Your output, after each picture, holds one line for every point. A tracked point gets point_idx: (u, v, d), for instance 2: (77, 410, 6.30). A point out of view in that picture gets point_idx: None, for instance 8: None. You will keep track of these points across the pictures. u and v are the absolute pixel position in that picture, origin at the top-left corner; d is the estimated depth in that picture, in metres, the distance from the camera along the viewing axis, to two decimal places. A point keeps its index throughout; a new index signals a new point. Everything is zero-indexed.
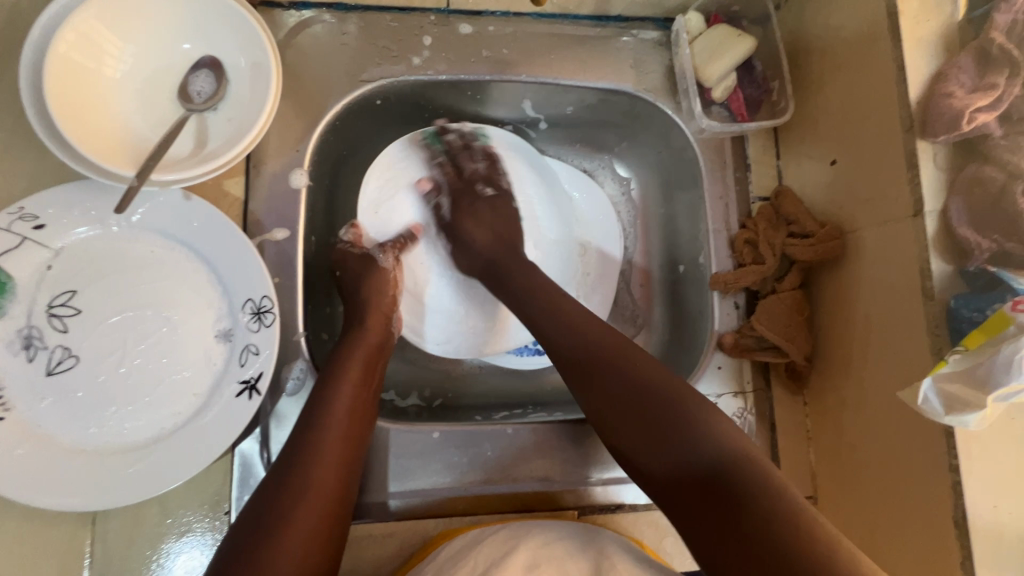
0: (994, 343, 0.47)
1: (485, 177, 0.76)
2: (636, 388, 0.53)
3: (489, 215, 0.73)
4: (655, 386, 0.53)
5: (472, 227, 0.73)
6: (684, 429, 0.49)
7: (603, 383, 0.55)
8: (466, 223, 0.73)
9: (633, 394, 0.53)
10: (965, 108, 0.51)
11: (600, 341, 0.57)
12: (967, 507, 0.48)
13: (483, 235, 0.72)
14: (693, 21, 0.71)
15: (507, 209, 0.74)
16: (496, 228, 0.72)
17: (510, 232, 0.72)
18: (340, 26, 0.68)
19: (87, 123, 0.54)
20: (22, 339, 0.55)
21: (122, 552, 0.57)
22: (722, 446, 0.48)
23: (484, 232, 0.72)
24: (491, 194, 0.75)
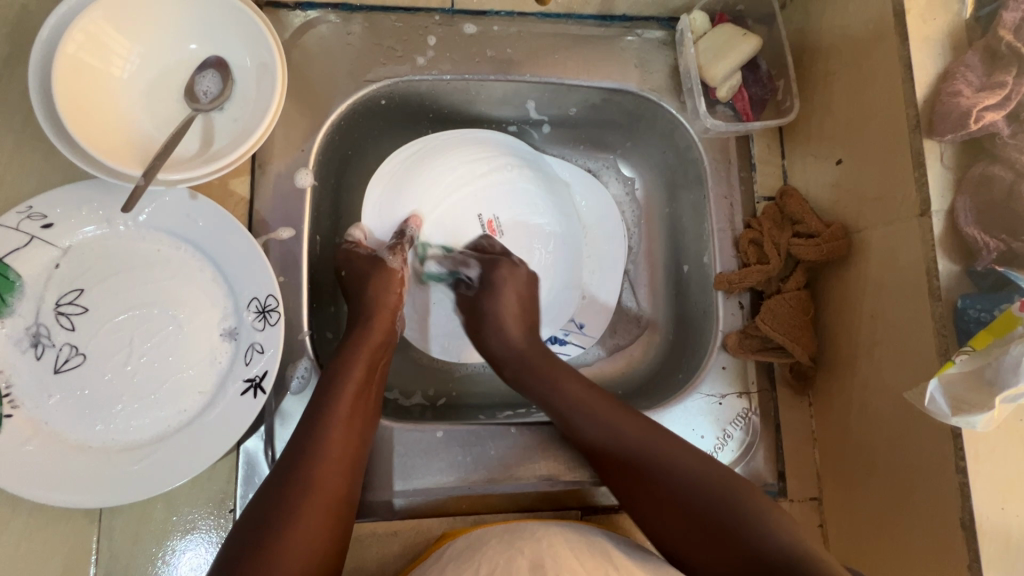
0: (1002, 343, 0.46)
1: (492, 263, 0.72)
2: (668, 477, 0.55)
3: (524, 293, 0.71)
4: (698, 485, 0.54)
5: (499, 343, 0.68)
6: (687, 482, 0.54)
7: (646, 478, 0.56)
8: (495, 303, 0.69)
9: (679, 498, 0.53)
10: (972, 107, 0.50)
11: (569, 395, 0.63)
12: (975, 509, 0.48)
13: (518, 330, 0.69)
14: (698, 20, 0.70)
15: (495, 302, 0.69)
16: (524, 309, 0.70)
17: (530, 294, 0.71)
18: (345, 26, 0.69)
19: (96, 123, 0.54)
20: (30, 336, 0.56)
21: (127, 549, 0.57)
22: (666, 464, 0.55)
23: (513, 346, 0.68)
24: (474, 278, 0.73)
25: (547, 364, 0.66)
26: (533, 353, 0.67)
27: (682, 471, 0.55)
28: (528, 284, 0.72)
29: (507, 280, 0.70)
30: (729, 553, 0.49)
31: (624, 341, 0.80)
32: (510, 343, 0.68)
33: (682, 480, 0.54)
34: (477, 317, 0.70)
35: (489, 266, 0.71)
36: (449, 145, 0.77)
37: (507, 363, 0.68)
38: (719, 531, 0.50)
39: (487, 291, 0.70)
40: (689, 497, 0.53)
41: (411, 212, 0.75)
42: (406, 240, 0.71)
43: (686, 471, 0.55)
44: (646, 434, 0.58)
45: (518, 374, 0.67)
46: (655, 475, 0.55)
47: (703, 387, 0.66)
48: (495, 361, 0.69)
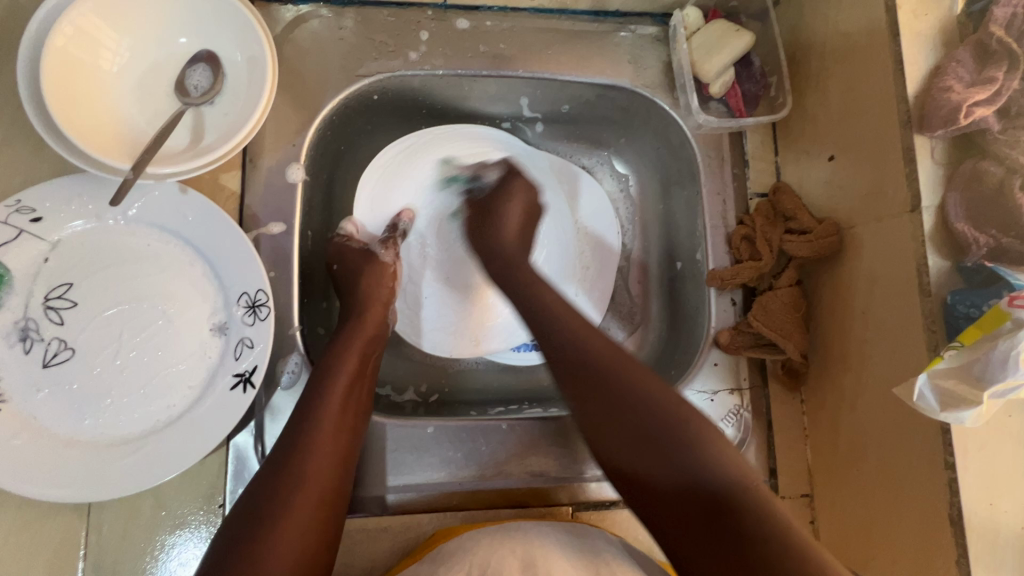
0: (991, 338, 0.46)
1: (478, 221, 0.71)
2: (634, 402, 0.50)
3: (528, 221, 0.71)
4: (661, 413, 0.50)
5: (513, 224, 0.69)
6: (656, 405, 0.50)
7: (606, 409, 0.51)
8: (502, 204, 0.71)
9: (643, 419, 0.50)
10: (962, 102, 0.50)
11: (566, 341, 0.56)
12: (964, 504, 0.48)
13: (516, 223, 0.69)
14: (691, 16, 0.70)
15: (517, 185, 0.72)
16: (517, 219, 0.70)
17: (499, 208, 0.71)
18: (337, 21, 0.68)
19: (85, 116, 0.54)
20: (19, 331, 0.56)
21: (116, 544, 0.57)
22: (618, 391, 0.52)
23: (512, 229, 0.69)
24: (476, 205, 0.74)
25: (527, 271, 0.65)
26: (519, 256, 0.67)
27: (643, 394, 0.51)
28: (528, 205, 0.72)
29: (518, 189, 0.72)
30: (671, 486, 0.47)
31: (617, 338, 0.80)
32: (501, 241, 0.68)
33: (649, 411, 0.50)
34: (484, 213, 0.71)
35: (507, 176, 0.74)
36: (441, 142, 0.77)
37: (486, 254, 0.68)
38: (665, 463, 0.47)
39: (499, 194, 0.72)
40: (653, 420, 0.49)
41: (403, 208, 0.75)
42: (397, 233, 0.72)
43: (652, 398, 0.51)
44: (621, 381, 0.52)
45: (498, 275, 0.66)
46: (625, 396, 0.51)
47: (694, 383, 0.67)
48: (483, 256, 0.69)
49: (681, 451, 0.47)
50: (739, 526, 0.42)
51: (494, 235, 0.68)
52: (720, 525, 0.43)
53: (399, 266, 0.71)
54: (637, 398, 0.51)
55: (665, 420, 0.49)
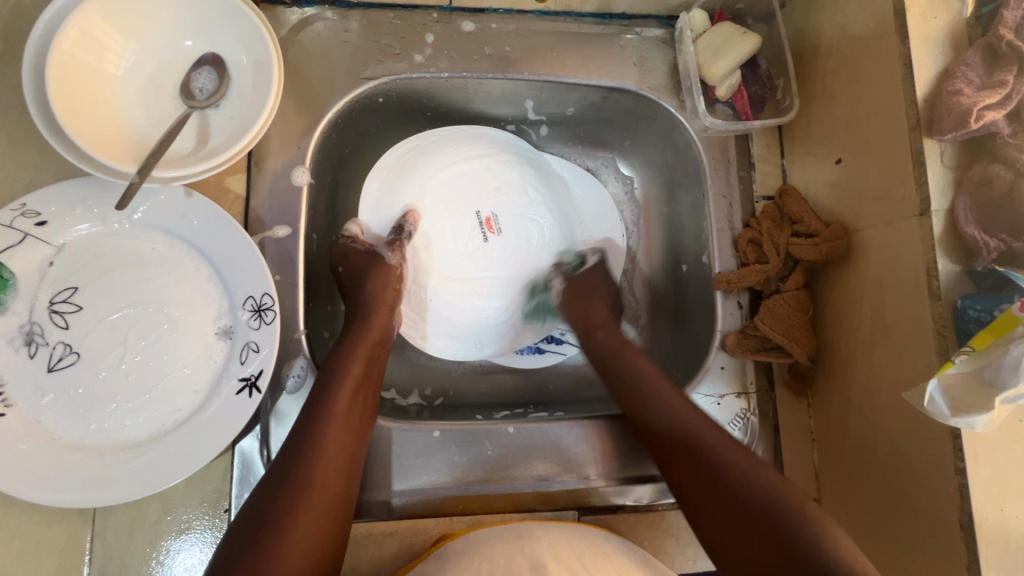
0: (1002, 343, 0.46)
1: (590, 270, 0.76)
2: (728, 475, 0.53)
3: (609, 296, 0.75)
4: (757, 488, 0.52)
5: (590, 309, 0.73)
6: (746, 477, 0.53)
7: (694, 475, 0.55)
8: (591, 309, 0.73)
9: (741, 490, 0.52)
10: (972, 106, 0.50)
11: (672, 402, 0.60)
12: (974, 510, 0.48)
13: (603, 320, 0.73)
14: (697, 19, 0.70)
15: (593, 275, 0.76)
16: (592, 310, 0.73)
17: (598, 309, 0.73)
18: (342, 23, 0.68)
19: (90, 120, 0.54)
20: (23, 335, 0.55)
21: (121, 549, 0.57)
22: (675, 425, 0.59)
23: (599, 311, 0.73)
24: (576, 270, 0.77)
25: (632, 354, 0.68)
26: (627, 346, 0.69)
27: (738, 469, 0.53)
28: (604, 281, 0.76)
29: (598, 280, 0.76)
30: (782, 556, 0.47)
31: None
32: (594, 345, 0.71)
33: (746, 485, 0.52)
34: (572, 300, 0.74)
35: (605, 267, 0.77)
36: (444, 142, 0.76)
37: (580, 334, 0.73)
38: (769, 530, 0.48)
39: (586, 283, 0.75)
40: (748, 493, 0.51)
41: (406, 208, 0.74)
42: (403, 234, 0.71)
43: (744, 471, 0.53)
44: (705, 423, 0.58)
45: (602, 355, 0.70)
46: (712, 466, 0.54)
47: (701, 387, 0.66)
48: (590, 353, 0.72)
49: (787, 524, 0.48)
50: None
51: (572, 311, 0.74)
52: None
53: (405, 269, 0.71)
54: (729, 470, 0.54)
55: (765, 494, 0.51)
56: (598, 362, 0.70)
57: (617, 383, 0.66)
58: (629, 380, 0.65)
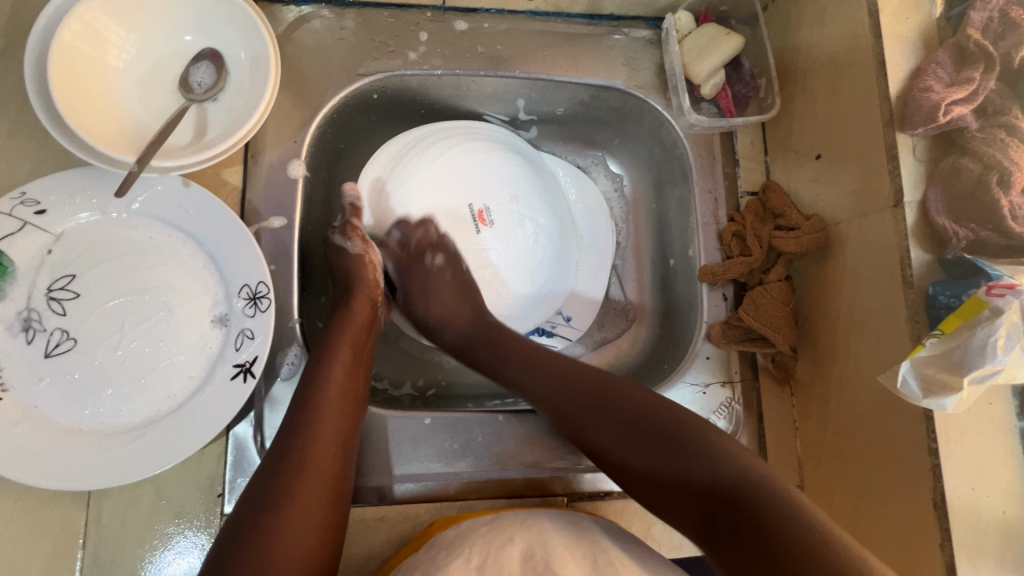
0: (970, 327, 0.48)
1: (429, 244, 0.72)
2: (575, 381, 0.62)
3: (450, 282, 0.71)
4: (604, 392, 0.60)
5: (433, 306, 0.71)
6: (586, 385, 0.61)
7: (529, 377, 0.64)
8: (424, 283, 0.71)
9: (595, 398, 0.59)
10: (940, 101, 0.52)
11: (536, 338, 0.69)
12: (947, 489, 0.49)
13: (449, 304, 0.70)
14: (682, 20, 0.73)
15: (454, 276, 0.71)
16: (445, 292, 0.70)
17: (458, 298, 0.71)
18: (338, 21, 0.70)
19: (91, 109, 0.55)
20: (21, 321, 0.56)
21: (115, 532, 0.58)
22: (754, 478, 0.48)
23: (445, 305, 0.70)
24: (438, 261, 0.71)
25: (512, 336, 0.69)
26: (478, 342, 0.69)
27: (586, 372, 0.62)
28: (450, 275, 0.71)
29: (438, 270, 0.71)
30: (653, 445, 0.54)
31: (612, 334, 0.82)
32: (442, 339, 0.71)
33: (587, 387, 0.61)
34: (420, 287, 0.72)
35: (424, 245, 0.72)
36: (431, 134, 0.76)
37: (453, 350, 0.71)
38: (631, 423, 0.56)
39: (420, 291, 0.71)
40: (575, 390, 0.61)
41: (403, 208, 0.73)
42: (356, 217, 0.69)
43: (584, 374, 0.62)
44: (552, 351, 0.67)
45: (460, 346, 0.70)
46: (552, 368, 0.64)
47: (686, 376, 0.68)
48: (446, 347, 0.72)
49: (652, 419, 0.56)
50: (739, 498, 0.47)
51: (429, 314, 0.71)
52: (715, 491, 0.49)
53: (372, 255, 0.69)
54: (580, 375, 0.62)
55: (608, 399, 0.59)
56: (506, 376, 0.66)
57: (603, 406, 0.59)
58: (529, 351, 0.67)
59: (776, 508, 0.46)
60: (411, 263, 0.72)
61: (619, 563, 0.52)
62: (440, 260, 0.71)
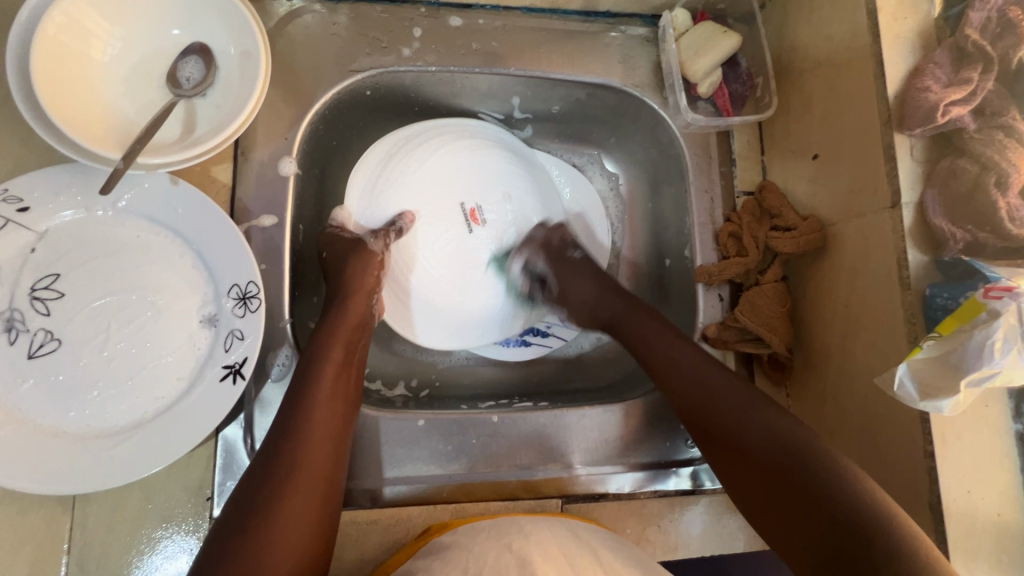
0: (968, 328, 0.48)
1: (563, 244, 0.76)
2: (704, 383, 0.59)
3: (586, 270, 0.73)
4: (734, 404, 0.57)
5: (575, 291, 0.73)
6: (716, 392, 0.58)
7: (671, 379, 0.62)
8: (570, 277, 0.73)
9: (726, 406, 0.57)
10: (939, 102, 0.52)
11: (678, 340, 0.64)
12: (942, 492, 0.49)
13: (582, 291, 0.72)
14: (680, 18, 0.72)
15: (576, 271, 0.73)
16: (593, 296, 0.72)
17: (604, 300, 0.71)
18: (330, 16, 0.69)
19: (74, 104, 0.54)
20: (3, 322, 0.55)
21: (101, 537, 0.57)
22: (875, 501, 0.46)
23: (585, 289, 0.72)
24: (580, 255, 0.75)
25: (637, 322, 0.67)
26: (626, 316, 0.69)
27: (715, 382, 0.59)
28: (590, 267, 0.74)
29: (569, 277, 0.73)
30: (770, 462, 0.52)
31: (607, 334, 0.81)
32: (578, 314, 0.73)
33: (717, 391, 0.58)
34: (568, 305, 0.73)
35: (547, 248, 0.75)
36: (418, 134, 0.75)
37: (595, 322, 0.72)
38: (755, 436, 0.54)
39: (568, 279, 0.73)
40: (706, 390, 0.59)
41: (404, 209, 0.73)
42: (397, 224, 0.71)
43: (708, 380, 0.59)
44: (681, 346, 0.63)
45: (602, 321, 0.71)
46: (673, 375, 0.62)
47: None
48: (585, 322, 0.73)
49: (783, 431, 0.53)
50: (846, 521, 0.46)
51: (568, 300, 0.73)
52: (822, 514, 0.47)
53: (388, 255, 0.71)
54: (701, 381, 0.60)
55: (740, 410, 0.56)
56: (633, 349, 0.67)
57: (729, 416, 0.56)
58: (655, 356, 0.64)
59: (871, 534, 0.44)
60: (551, 249, 0.75)
61: (614, 568, 0.52)
62: (581, 253, 0.75)
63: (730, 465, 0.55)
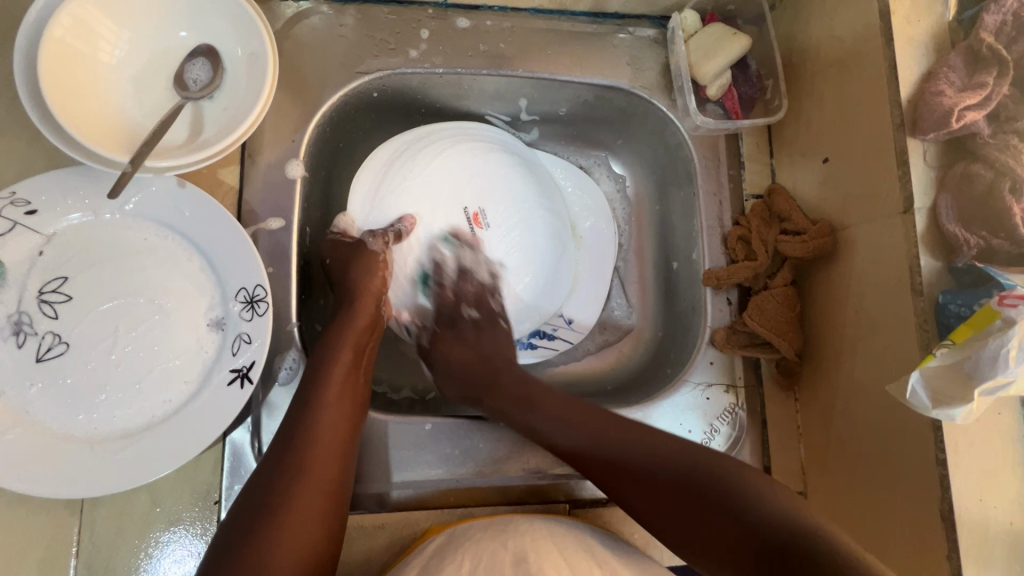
0: (982, 337, 0.47)
1: (473, 297, 0.72)
2: (575, 440, 0.58)
3: (472, 338, 0.70)
4: (642, 454, 0.55)
5: (454, 351, 0.69)
6: (608, 442, 0.56)
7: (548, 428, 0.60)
8: (440, 358, 0.69)
9: (630, 461, 0.55)
10: (953, 106, 0.51)
11: (541, 387, 0.63)
12: (955, 500, 0.49)
13: (462, 357, 0.68)
14: (689, 19, 0.71)
15: (490, 334, 0.71)
16: (475, 360, 0.67)
17: (499, 354, 0.69)
18: (338, 18, 0.69)
19: (82, 107, 0.54)
20: (11, 325, 0.55)
21: (109, 540, 0.57)
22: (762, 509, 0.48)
23: (467, 354, 0.68)
24: (477, 317, 0.71)
25: (512, 379, 0.65)
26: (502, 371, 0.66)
27: (619, 437, 0.56)
28: (478, 333, 0.70)
29: (467, 334, 0.70)
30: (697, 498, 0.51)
31: (613, 337, 0.81)
32: (451, 386, 0.68)
33: (600, 442, 0.57)
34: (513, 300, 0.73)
35: (455, 318, 0.71)
36: (422, 138, 0.75)
37: (463, 395, 0.66)
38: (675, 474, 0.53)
39: (453, 337, 0.70)
40: (596, 440, 0.57)
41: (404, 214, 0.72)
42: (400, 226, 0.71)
43: (613, 440, 0.56)
44: (559, 398, 0.62)
45: (468, 392, 0.66)
46: (551, 430, 0.59)
47: (689, 381, 0.67)
48: (445, 381, 0.68)
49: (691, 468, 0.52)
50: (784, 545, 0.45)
51: (447, 371, 0.68)
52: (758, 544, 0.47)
53: (390, 256, 0.70)
54: (590, 433, 0.57)
55: (649, 458, 0.54)
56: (503, 414, 0.63)
57: (640, 465, 0.54)
58: (554, 410, 0.60)
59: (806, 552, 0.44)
60: (452, 326, 0.71)
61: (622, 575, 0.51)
62: (478, 312, 0.72)
63: (631, 488, 0.54)
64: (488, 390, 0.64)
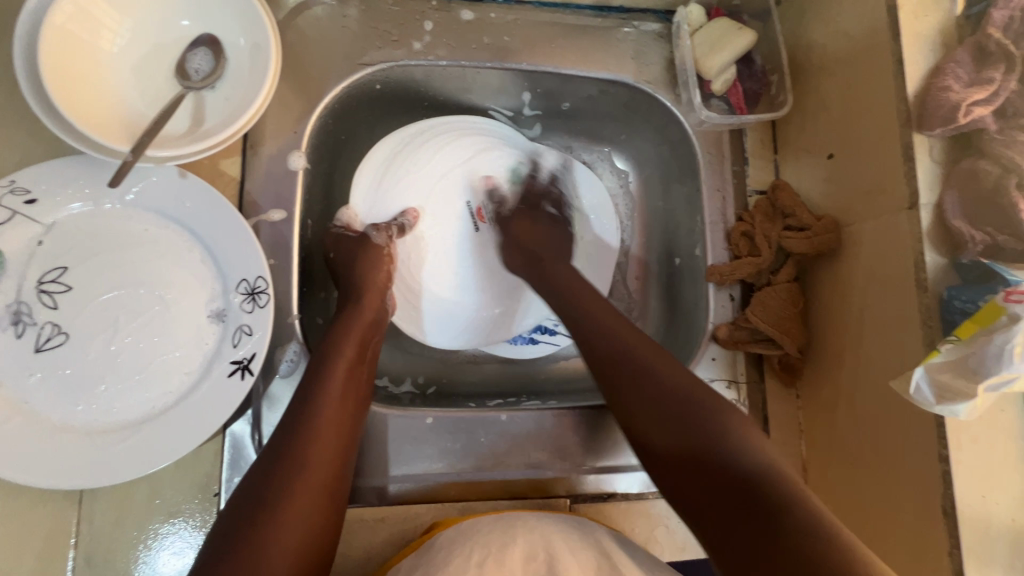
0: (987, 333, 0.47)
1: (551, 198, 0.78)
2: (644, 377, 0.54)
3: (550, 226, 0.74)
4: (683, 402, 0.52)
5: (524, 230, 0.73)
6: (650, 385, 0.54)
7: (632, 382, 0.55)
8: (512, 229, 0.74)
9: (669, 410, 0.51)
10: (961, 101, 0.51)
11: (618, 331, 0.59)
12: (956, 497, 0.49)
13: (527, 234, 0.73)
14: (695, 13, 0.71)
15: (548, 225, 0.74)
16: (543, 240, 0.72)
17: (561, 244, 0.73)
18: (340, 9, 0.68)
19: (82, 96, 0.53)
20: (11, 315, 0.54)
21: (107, 532, 0.56)
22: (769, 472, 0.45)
23: (537, 236, 0.73)
24: (554, 214, 0.77)
25: (566, 270, 0.69)
26: (551, 258, 0.70)
27: (671, 386, 0.53)
28: (552, 224, 0.75)
29: (529, 211, 0.75)
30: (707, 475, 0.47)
31: None
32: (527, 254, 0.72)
33: (653, 390, 0.53)
34: (516, 246, 0.73)
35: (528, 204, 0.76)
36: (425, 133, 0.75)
37: (526, 261, 0.71)
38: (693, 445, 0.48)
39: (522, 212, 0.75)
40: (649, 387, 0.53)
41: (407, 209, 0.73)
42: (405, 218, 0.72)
43: (667, 384, 0.53)
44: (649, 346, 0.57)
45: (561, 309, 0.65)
46: (624, 365, 0.56)
47: None
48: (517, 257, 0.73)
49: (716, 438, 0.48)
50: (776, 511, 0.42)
51: (517, 243, 0.73)
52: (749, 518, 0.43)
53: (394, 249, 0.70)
54: (654, 383, 0.54)
55: (685, 411, 0.51)
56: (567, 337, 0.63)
57: (666, 418, 0.51)
58: (614, 347, 0.58)
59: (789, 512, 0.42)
60: (532, 210, 0.75)
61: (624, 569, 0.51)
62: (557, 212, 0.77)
63: (663, 446, 0.50)
64: (540, 274, 0.69)
